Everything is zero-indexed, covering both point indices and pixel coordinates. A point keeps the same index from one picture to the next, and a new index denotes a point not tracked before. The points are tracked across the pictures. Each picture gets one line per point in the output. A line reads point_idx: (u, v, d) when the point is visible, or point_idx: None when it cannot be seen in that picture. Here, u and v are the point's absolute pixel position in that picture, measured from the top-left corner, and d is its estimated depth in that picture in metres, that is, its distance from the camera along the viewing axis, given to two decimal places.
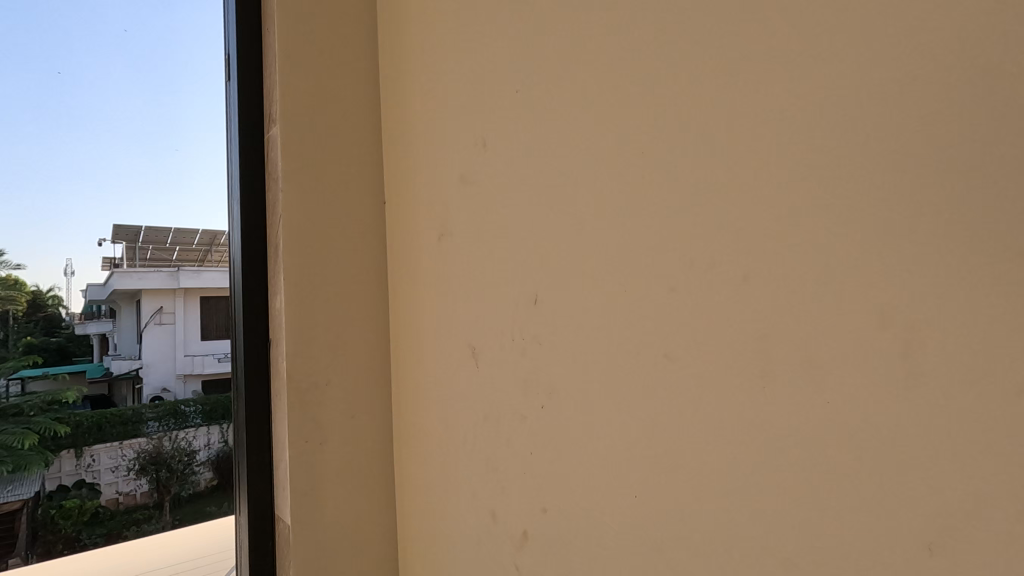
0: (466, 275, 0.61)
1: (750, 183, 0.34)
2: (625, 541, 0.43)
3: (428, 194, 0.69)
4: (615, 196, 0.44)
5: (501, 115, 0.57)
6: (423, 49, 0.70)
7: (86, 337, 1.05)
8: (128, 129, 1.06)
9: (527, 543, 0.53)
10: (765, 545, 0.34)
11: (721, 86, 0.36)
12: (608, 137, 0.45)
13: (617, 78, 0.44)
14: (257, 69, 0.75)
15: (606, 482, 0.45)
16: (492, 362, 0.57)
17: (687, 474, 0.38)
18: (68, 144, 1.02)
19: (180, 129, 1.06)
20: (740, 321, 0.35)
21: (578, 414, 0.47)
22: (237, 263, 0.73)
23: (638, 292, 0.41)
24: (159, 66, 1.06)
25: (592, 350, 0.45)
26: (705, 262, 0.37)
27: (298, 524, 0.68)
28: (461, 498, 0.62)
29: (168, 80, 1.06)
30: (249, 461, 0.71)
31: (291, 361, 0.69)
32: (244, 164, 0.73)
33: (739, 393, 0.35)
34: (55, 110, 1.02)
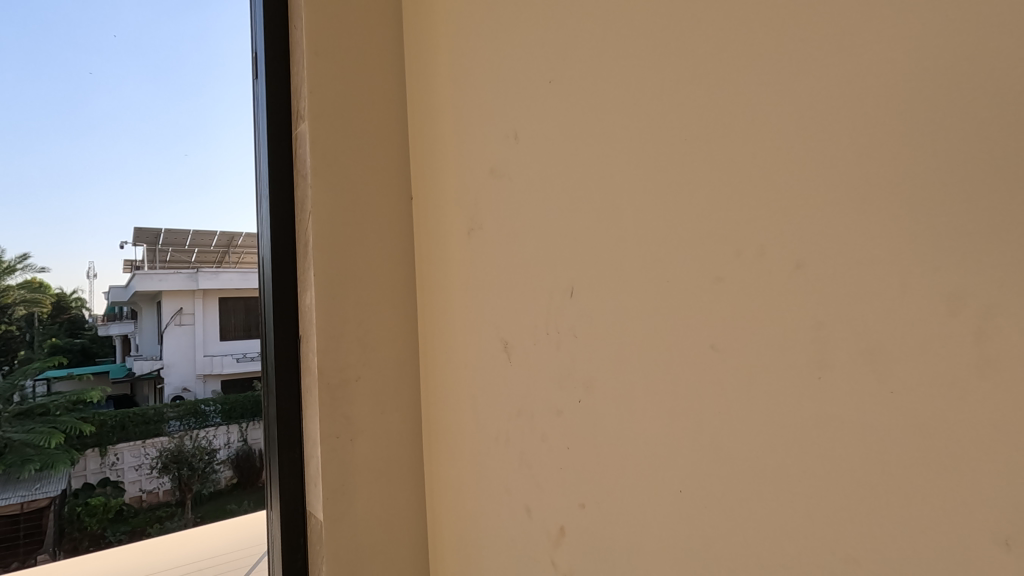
0: (498, 269, 0.61)
1: (802, 167, 0.33)
2: (670, 537, 0.42)
3: (457, 189, 0.69)
4: (656, 184, 0.43)
5: (533, 106, 0.56)
6: (451, 43, 0.70)
7: (109, 338, 1.20)
8: (143, 134, 1.16)
9: (564, 540, 0.52)
10: (823, 541, 0.32)
11: (771, 68, 0.35)
12: (647, 125, 0.44)
13: (658, 62, 0.43)
14: (284, 66, 0.75)
15: (649, 476, 0.44)
16: (527, 356, 0.56)
17: (737, 467, 0.37)
18: (91, 151, 1.13)
19: (193, 137, 1.16)
20: (792, 311, 0.33)
21: (617, 407, 0.46)
22: (268, 260, 0.73)
23: (679, 282, 0.41)
24: (176, 70, 1.14)
25: (632, 341, 0.45)
26: (752, 249, 0.36)
27: (330, 520, 0.68)
28: (495, 493, 0.62)
29: (188, 83, 1.14)
30: (281, 457, 0.72)
31: (322, 357, 0.69)
32: (274, 161, 0.74)
33: (792, 385, 0.34)
34: (76, 112, 1.12)
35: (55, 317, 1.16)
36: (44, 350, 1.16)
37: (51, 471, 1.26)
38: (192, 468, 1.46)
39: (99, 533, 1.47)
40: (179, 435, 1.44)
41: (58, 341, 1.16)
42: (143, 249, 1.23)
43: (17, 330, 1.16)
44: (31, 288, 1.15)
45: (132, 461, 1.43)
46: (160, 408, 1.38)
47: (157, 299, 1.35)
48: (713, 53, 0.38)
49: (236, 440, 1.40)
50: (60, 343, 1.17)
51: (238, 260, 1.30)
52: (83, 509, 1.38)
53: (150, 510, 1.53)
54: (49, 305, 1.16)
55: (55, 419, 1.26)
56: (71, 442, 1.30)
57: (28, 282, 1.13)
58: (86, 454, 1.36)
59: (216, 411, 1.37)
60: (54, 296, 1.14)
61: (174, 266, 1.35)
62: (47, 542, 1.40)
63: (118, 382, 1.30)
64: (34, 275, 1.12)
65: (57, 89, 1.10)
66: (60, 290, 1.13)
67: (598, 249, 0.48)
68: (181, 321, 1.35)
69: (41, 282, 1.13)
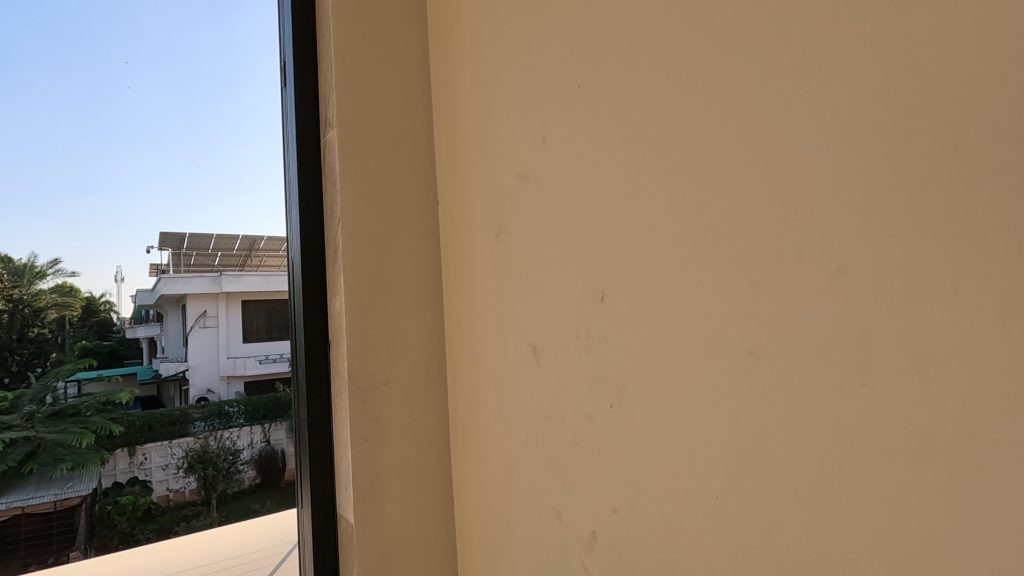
0: (526, 273, 0.61)
1: (845, 169, 0.32)
2: (706, 544, 0.42)
3: (484, 193, 0.69)
4: (688, 187, 0.43)
5: (561, 110, 0.56)
6: (477, 48, 0.70)
7: (136, 341, 1.27)
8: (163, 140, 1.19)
9: (596, 544, 0.52)
10: (867, 550, 0.32)
11: (807, 71, 0.34)
12: (678, 128, 0.44)
13: (689, 64, 0.43)
14: (313, 74, 0.77)
15: (684, 482, 0.43)
16: (557, 359, 0.56)
17: (776, 475, 0.37)
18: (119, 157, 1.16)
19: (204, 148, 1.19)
20: (833, 317, 0.33)
21: (650, 411, 0.46)
22: (298, 266, 0.75)
23: (714, 286, 0.40)
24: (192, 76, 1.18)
25: (665, 346, 0.45)
26: (791, 254, 0.35)
27: (361, 523, 0.69)
28: (525, 496, 0.62)
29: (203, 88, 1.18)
30: (313, 459, 0.73)
31: (352, 361, 0.70)
32: (303, 168, 0.75)
33: (834, 393, 0.33)
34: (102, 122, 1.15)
35: (84, 321, 1.22)
36: (75, 353, 1.22)
37: (82, 471, 1.27)
38: (216, 468, 1.47)
39: (129, 532, 1.47)
40: (204, 436, 1.44)
41: (87, 344, 1.23)
42: (166, 254, 1.21)
43: (48, 332, 1.22)
44: (63, 292, 1.20)
45: (159, 461, 1.42)
46: (185, 408, 1.37)
47: (181, 302, 1.31)
48: (748, 54, 0.38)
49: (258, 441, 1.41)
50: (89, 346, 1.23)
51: (261, 263, 1.37)
52: (113, 508, 1.39)
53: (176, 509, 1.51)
54: (79, 308, 1.21)
55: (86, 420, 1.27)
56: (101, 443, 1.30)
57: (60, 287, 1.19)
58: (115, 454, 1.33)
59: (240, 411, 1.41)
60: (84, 300, 1.20)
61: (198, 270, 1.34)
62: (78, 539, 1.37)
63: (145, 384, 1.31)
64: (65, 279, 1.18)
65: (84, 97, 1.14)
66: (90, 293, 1.20)
67: (629, 253, 0.48)
68: (205, 324, 1.32)
69: (71, 286, 1.19)
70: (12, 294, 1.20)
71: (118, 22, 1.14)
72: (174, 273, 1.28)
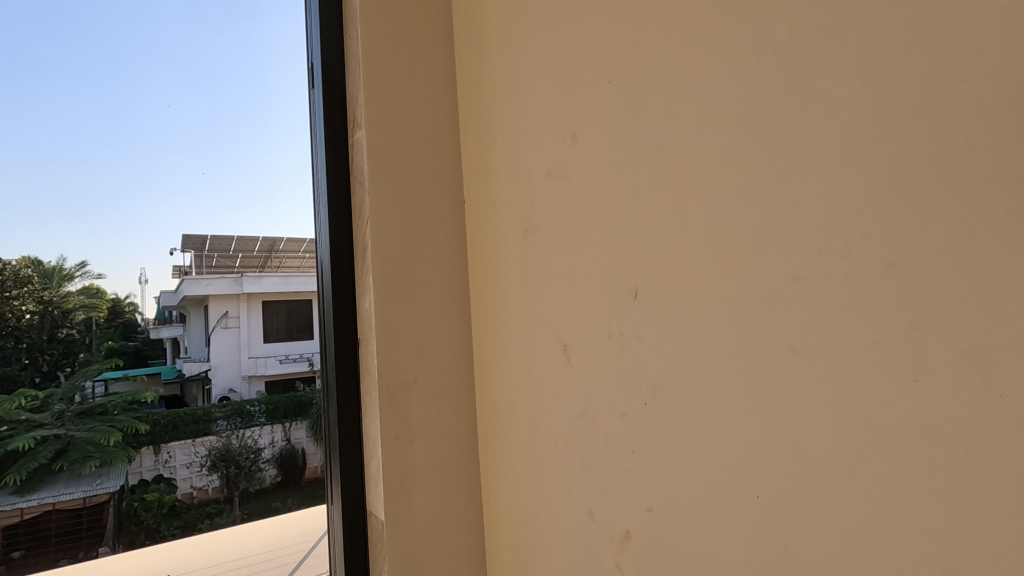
0: (555, 270, 0.61)
1: (890, 160, 0.31)
2: (747, 543, 0.41)
3: (511, 191, 0.69)
4: (723, 183, 0.42)
5: (591, 106, 0.56)
6: (504, 46, 0.70)
7: (160, 341, 1.29)
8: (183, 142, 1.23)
9: (630, 544, 0.52)
10: (916, 550, 0.31)
11: (849, 62, 0.34)
12: (714, 121, 0.43)
13: (726, 58, 0.42)
14: (340, 74, 0.77)
15: (722, 481, 0.43)
16: (588, 357, 0.56)
17: (820, 473, 0.36)
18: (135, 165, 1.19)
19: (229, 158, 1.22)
20: (879, 312, 0.32)
21: (685, 410, 0.46)
22: (327, 266, 0.75)
23: (753, 283, 0.40)
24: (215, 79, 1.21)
25: (700, 343, 0.44)
26: (836, 247, 0.34)
27: (391, 521, 0.70)
28: (556, 495, 0.62)
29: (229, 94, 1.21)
30: (343, 457, 0.73)
31: (382, 360, 0.70)
32: (332, 169, 0.76)
33: (879, 391, 0.32)
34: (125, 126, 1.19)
35: (110, 322, 1.21)
36: (101, 353, 1.20)
37: (109, 468, 1.33)
38: (239, 465, 1.54)
39: (154, 528, 1.48)
40: (227, 434, 1.52)
41: (113, 344, 1.21)
42: (190, 254, 1.27)
43: (76, 334, 1.19)
44: (88, 293, 1.18)
45: (184, 460, 1.49)
46: (208, 408, 1.43)
47: (204, 303, 1.45)
48: (787, 46, 0.37)
49: (279, 439, 1.47)
50: (115, 346, 1.20)
51: (279, 265, 1.52)
52: (139, 503, 1.45)
53: (200, 505, 1.54)
54: (105, 309, 1.21)
55: (113, 418, 1.33)
56: (127, 441, 1.36)
57: (87, 287, 1.16)
58: (142, 453, 1.41)
59: (261, 411, 1.48)
60: (110, 301, 1.20)
61: (219, 271, 1.47)
62: (107, 535, 1.44)
63: (170, 383, 1.38)
64: (90, 279, 1.13)
65: (107, 105, 1.16)
66: (116, 295, 1.19)
67: (664, 251, 0.48)
68: (227, 324, 1.49)
69: (98, 288, 1.18)
70: (43, 297, 1.18)
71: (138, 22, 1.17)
72: (197, 274, 1.39)
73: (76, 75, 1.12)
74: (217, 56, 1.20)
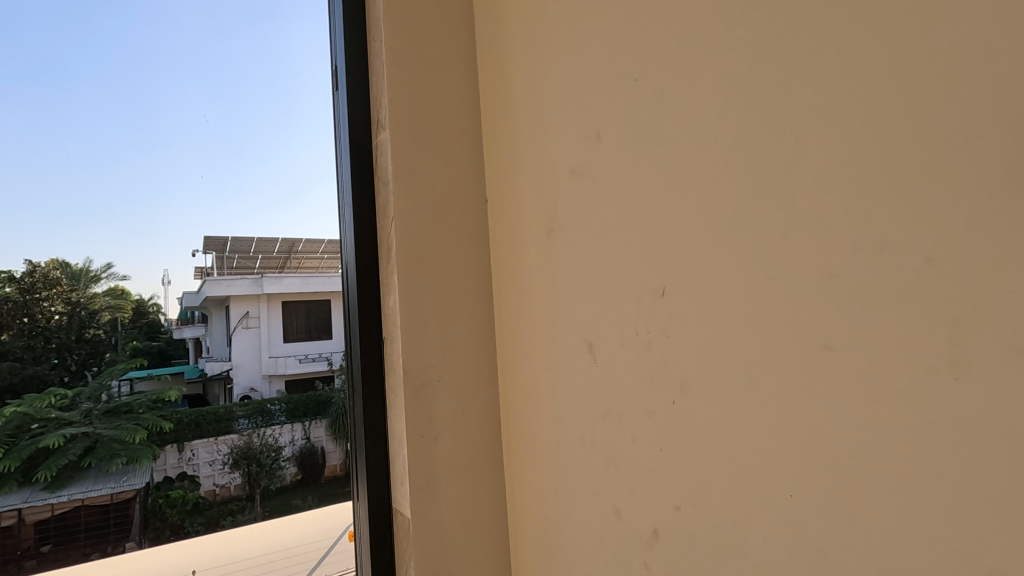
0: (579, 268, 0.61)
1: (928, 154, 0.31)
2: (781, 543, 0.41)
3: (535, 189, 0.69)
4: (753, 180, 0.42)
5: (616, 103, 0.56)
6: (527, 44, 0.70)
7: (183, 341, 1.31)
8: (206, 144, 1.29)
9: (658, 543, 0.52)
10: (960, 553, 0.30)
11: (884, 55, 0.33)
12: (744, 119, 0.42)
13: (755, 53, 0.41)
14: (365, 76, 0.78)
15: (755, 480, 0.42)
16: (614, 355, 0.56)
17: (856, 473, 0.35)
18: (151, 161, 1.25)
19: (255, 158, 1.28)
20: (918, 309, 0.31)
21: (715, 408, 0.45)
22: (353, 266, 0.77)
23: (785, 280, 0.39)
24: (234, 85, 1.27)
25: (731, 340, 0.44)
26: (870, 245, 0.34)
27: (418, 518, 0.70)
28: (582, 493, 0.62)
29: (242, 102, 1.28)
30: (369, 455, 0.74)
31: (407, 359, 0.71)
32: (357, 171, 0.77)
33: (918, 390, 0.32)
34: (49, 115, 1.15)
35: (135, 322, 1.24)
36: (126, 353, 1.24)
37: (134, 467, 1.31)
38: (259, 463, 1.47)
39: (179, 526, 1.41)
40: (247, 433, 1.47)
41: (138, 344, 1.24)
42: (212, 256, 1.31)
43: (102, 334, 1.22)
44: (114, 295, 1.21)
45: (205, 456, 1.43)
46: (231, 408, 1.43)
47: (226, 304, 1.49)
48: (817, 41, 0.37)
49: (299, 438, 1.45)
50: (140, 346, 1.24)
51: (297, 265, 1.53)
52: (163, 501, 1.37)
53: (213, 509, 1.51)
54: (130, 309, 1.23)
55: (138, 416, 1.30)
56: (151, 439, 1.33)
57: (111, 290, 1.20)
58: (165, 450, 1.36)
59: (281, 410, 1.48)
60: (134, 302, 1.23)
61: (239, 273, 1.49)
62: (133, 530, 1.35)
63: (193, 382, 1.37)
64: (117, 282, 1.20)
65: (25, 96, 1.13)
66: (139, 296, 1.23)
67: (693, 248, 0.47)
68: (248, 324, 1.50)
69: (123, 289, 1.21)
70: (70, 298, 1.18)
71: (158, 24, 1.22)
72: (218, 276, 1.38)
73: (101, 84, 1.18)
74: (236, 63, 1.26)
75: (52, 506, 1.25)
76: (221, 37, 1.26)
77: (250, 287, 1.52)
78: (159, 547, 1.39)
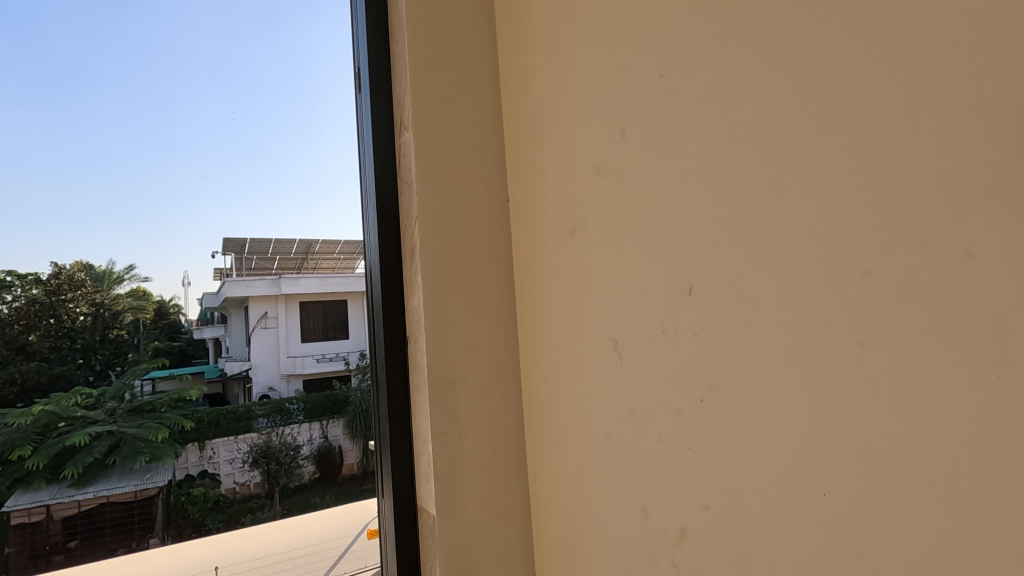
0: (603, 266, 0.62)
1: (971, 146, 0.30)
2: (817, 543, 0.40)
3: (557, 187, 0.69)
4: (785, 177, 0.41)
5: (640, 101, 0.56)
6: (548, 41, 0.70)
7: (204, 340, 1.56)
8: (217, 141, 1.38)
9: (686, 541, 0.51)
10: (1009, 557, 0.29)
11: (924, 46, 0.32)
12: (776, 114, 0.42)
13: (787, 46, 0.41)
14: (386, 78, 0.79)
15: (789, 479, 0.42)
16: (640, 352, 0.56)
17: (896, 472, 0.35)
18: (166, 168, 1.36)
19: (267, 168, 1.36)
20: (963, 305, 0.31)
21: (746, 406, 0.45)
22: (377, 266, 0.78)
23: (819, 277, 0.39)
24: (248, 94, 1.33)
25: (762, 337, 0.43)
26: (909, 239, 0.33)
27: (443, 515, 0.71)
28: (607, 489, 0.62)
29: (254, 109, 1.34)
30: (394, 454, 0.75)
31: (431, 358, 0.71)
32: (380, 173, 0.78)
33: (962, 388, 0.31)
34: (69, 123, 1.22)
35: (157, 322, 1.39)
36: (149, 352, 1.40)
37: (159, 463, 1.53)
38: (279, 463, 1.81)
39: (201, 522, 1.67)
40: (269, 432, 1.83)
41: (160, 343, 1.41)
42: (230, 257, 1.50)
43: (126, 334, 1.36)
44: (136, 296, 1.35)
45: (226, 456, 1.75)
46: (250, 406, 1.72)
47: (245, 305, 1.74)
48: (853, 32, 0.36)
49: (316, 437, 1.73)
50: (162, 345, 1.41)
51: (314, 266, 1.74)
52: (186, 498, 1.64)
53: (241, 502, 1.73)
54: (152, 310, 1.38)
55: (161, 415, 1.55)
56: (173, 437, 1.56)
57: (134, 291, 1.34)
58: (188, 447, 1.63)
59: (299, 408, 1.70)
60: (156, 303, 1.37)
61: (259, 274, 1.73)
62: (157, 526, 1.63)
63: (212, 382, 1.66)
64: (138, 283, 1.30)
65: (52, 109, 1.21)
66: (161, 298, 1.36)
67: (721, 245, 0.47)
68: (267, 324, 1.73)
69: (145, 291, 1.34)
70: (95, 299, 1.32)
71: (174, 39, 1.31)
72: (238, 277, 1.63)
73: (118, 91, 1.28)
74: (256, 72, 1.31)
75: (79, 501, 1.46)
76: (238, 43, 1.30)
77: (269, 287, 1.76)
78: (179, 545, 1.67)
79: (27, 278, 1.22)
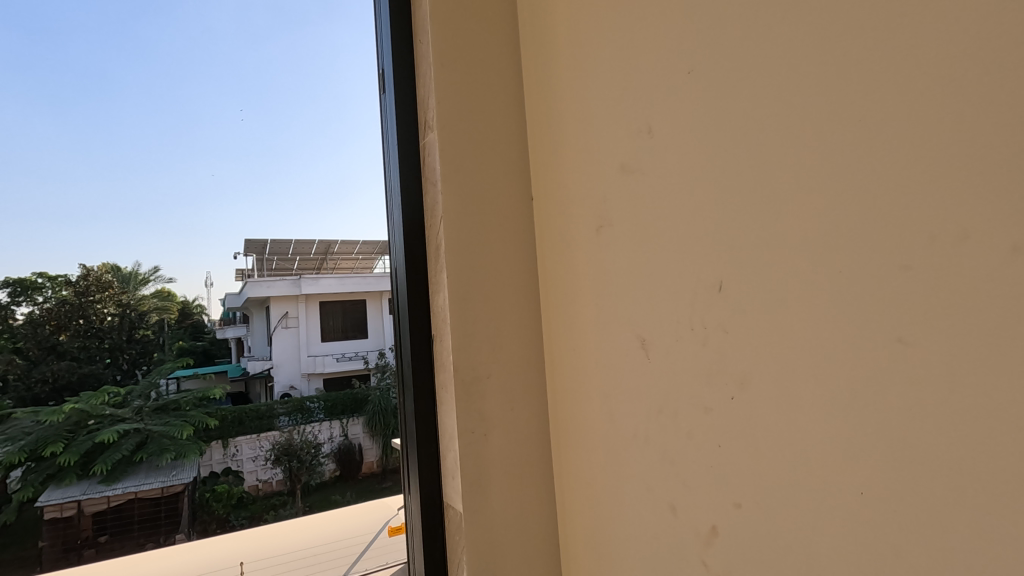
0: (628, 263, 0.61)
1: (1017, 136, 0.29)
2: (855, 543, 0.39)
3: (582, 185, 0.69)
4: (818, 172, 0.41)
5: (666, 98, 0.56)
6: (572, 38, 0.70)
7: (226, 339, 1.77)
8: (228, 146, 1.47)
9: (717, 540, 0.51)
10: None
11: (967, 34, 0.31)
12: (811, 108, 0.41)
13: (822, 35, 0.40)
14: (411, 78, 0.80)
15: (825, 477, 0.41)
16: (668, 350, 0.56)
17: (939, 471, 0.34)
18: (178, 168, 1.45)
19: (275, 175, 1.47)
20: (1009, 300, 0.30)
21: (778, 403, 0.45)
22: (402, 266, 0.78)
23: (855, 273, 0.38)
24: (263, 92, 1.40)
25: (795, 335, 0.43)
26: (947, 233, 0.33)
27: (469, 512, 0.71)
28: (633, 486, 0.62)
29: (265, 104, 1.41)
30: (421, 451, 0.76)
31: (457, 356, 0.72)
32: (406, 174, 0.78)
33: (1008, 385, 0.30)
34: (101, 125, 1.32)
35: (182, 324, 1.57)
36: (174, 351, 1.56)
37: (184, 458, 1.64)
38: (299, 459, 1.91)
39: (224, 518, 1.78)
40: (288, 430, 1.93)
41: (184, 343, 1.58)
42: (252, 258, 1.59)
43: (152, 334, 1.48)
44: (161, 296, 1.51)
45: (249, 453, 1.89)
46: (271, 403, 1.87)
47: (266, 305, 1.90)
48: (892, 22, 0.35)
49: (336, 434, 1.85)
50: (186, 345, 1.58)
51: (334, 267, 1.86)
52: (210, 494, 1.80)
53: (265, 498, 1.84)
54: (176, 311, 1.56)
55: (185, 414, 1.71)
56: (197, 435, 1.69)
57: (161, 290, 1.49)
58: (211, 446, 1.76)
59: (320, 406, 1.87)
60: (181, 303, 1.55)
61: (279, 275, 1.86)
62: (182, 523, 1.77)
63: (234, 382, 1.87)
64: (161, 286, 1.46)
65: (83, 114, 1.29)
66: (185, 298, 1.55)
67: (752, 242, 0.46)
68: (287, 324, 1.90)
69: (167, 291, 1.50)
70: (121, 299, 1.45)
71: (195, 45, 1.36)
72: (260, 278, 1.75)
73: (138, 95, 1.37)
74: (270, 75, 1.38)
75: (109, 497, 1.56)
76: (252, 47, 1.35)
77: (290, 287, 1.88)
78: (205, 538, 1.77)
79: (56, 279, 1.33)
